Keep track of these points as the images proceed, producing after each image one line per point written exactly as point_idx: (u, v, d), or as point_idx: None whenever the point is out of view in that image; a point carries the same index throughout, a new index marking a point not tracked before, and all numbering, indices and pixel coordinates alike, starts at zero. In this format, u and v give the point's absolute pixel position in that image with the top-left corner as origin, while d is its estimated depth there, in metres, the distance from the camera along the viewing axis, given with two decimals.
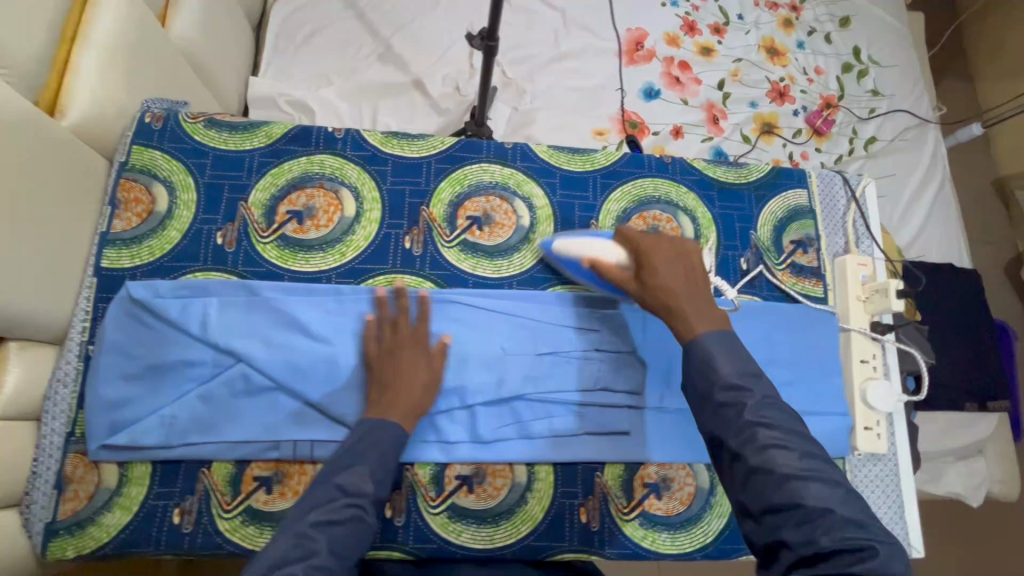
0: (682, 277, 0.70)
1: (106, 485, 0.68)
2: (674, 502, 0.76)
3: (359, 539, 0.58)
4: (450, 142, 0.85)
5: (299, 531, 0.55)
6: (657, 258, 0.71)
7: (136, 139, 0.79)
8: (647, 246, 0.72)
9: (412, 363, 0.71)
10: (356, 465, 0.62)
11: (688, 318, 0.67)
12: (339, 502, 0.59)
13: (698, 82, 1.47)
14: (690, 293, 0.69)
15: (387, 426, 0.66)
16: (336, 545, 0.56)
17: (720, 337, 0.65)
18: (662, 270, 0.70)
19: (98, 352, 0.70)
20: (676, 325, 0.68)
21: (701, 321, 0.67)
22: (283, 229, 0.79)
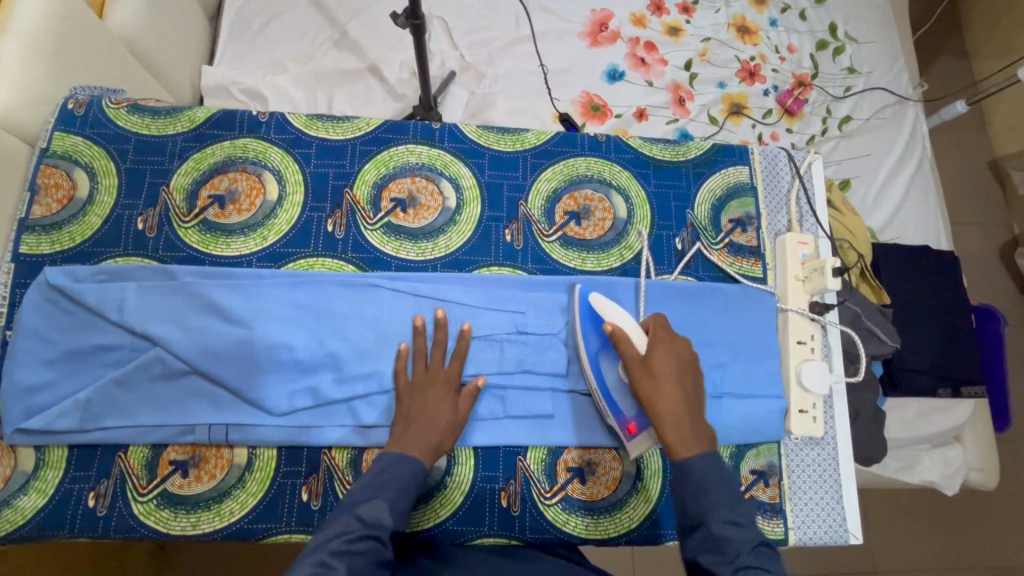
0: (687, 390, 0.65)
1: (23, 468, 0.69)
2: (598, 487, 0.74)
3: (379, 568, 0.59)
4: (376, 124, 0.84)
5: (320, 557, 0.56)
6: (671, 360, 0.66)
7: (58, 126, 0.79)
8: (666, 339, 0.68)
9: (436, 404, 0.69)
10: (378, 496, 0.62)
11: (681, 436, 0.63)
12: (358, 533, 0.59)
13: (663, 62, 1.44)
14: (691, 410, 0.65)
15: (408, 461, 0.65)
16: (356, 574, 0.56)
17: (707, 456, 0.62)
18: (675, 373, 0.65)
19: (15, 337, 0.71)
20: (667, 439, 0.63)
21: (689, 440, 0.63)
22: (205, 214, 0.78)
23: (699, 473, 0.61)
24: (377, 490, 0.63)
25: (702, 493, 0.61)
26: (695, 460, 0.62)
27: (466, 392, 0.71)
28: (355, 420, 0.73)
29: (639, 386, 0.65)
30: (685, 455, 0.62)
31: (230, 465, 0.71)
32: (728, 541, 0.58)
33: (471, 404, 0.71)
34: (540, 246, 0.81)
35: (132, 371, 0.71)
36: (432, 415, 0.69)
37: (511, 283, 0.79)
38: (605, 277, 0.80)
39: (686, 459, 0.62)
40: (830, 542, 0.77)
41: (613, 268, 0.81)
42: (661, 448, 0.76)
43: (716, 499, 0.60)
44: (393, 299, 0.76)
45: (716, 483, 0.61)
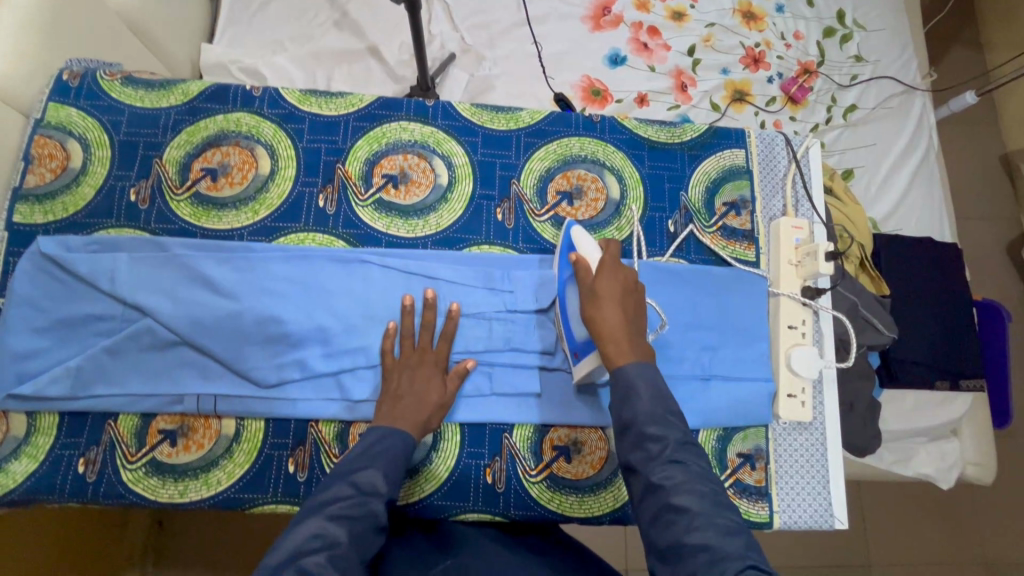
0: (632, 312, 0.65)
1: (14, 434, 0.70)
2: (584, 466, 0.75)
3: (376, 534, 0.58)
4: (370, 100, 0.83)
5: (318, 522, 0.55)
6: (615, 282, 0.65)
7: (53, 97, 0.79)
8: (615, 264, 0.67)
9: (426, 383, 0.70)
10: (374, 464, 0.62)
11: (620, 348, 0.62)
12: (357, 499, 0.58)
13: (666, 48, 1.42)
14: (634, 329, 0.63)
15: (398, 434, 0.65)
16: (354, 538, 0.55)
17: (639, 365, 0.60)
18: (619, 293, 0.65)
19: (7, 305, 0.72)
20: (607, 351, 0.62)
21: (623, 352, 0.61)
22: (197, 186, 0.78)
23: (635, 382, 0.59)
24: (371, 459, 0.62)
25: (633, 396, 0.58)
26: (631, 371, 0.60)
27: (455, 372, 0.72)
28: (343, 394, 0.73)
29: (584, 306, 0.65)
30: (623, 366, 0.60)
31: (218, 436, 0.72)
32: (655, 438, 0.56)
33: (459, 384, 0.72)
34: (531, 225, 0.81)
35: (122, 341, 0.72)
36: (422, 391, 0.69)
37: (501, 262, 0.79)
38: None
39: (625, 372, 0.60)
40: (815, 526, 0.77)
41: None
42: None
43: (644, 403, 0.58)
44: (383, 275, 0.76)
45: (649, 390, 0.59)
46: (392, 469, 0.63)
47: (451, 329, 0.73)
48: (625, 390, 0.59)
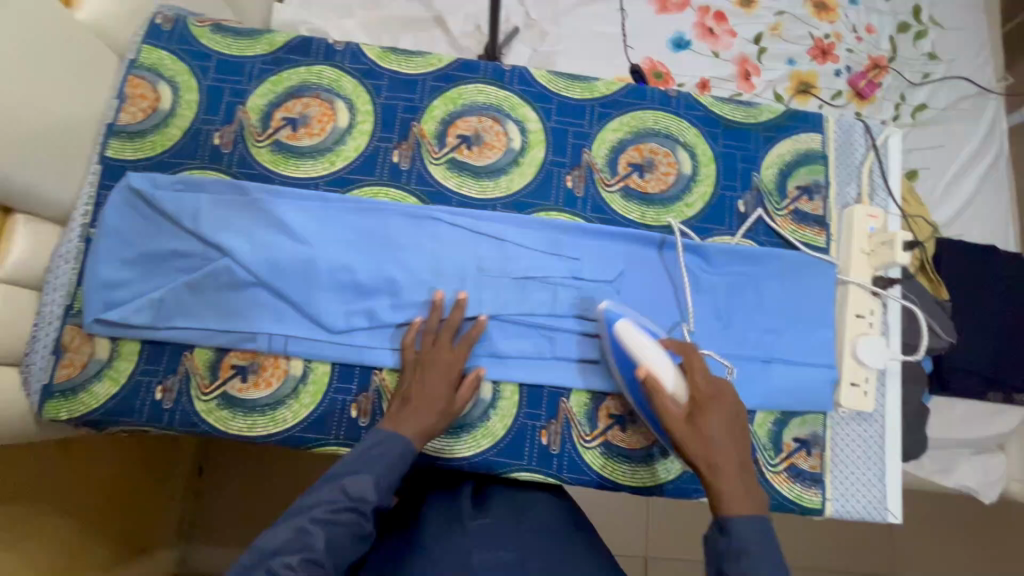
0: (737, 447, 0.62)
1: (99, 357, 0.73)
2: (638, 436, 0.75)
3: (359, 542, 0.59)
4: (448, 61, 0.84)
5: (300, 524, 0.58)
6: (716, 415, 0.62)
7: (147, 39, 0.82)
8: (711, 390, 0.63)
9: (437, 387, 0.70)
10: (380, 468, 0.63)
11: (728, 494, 0.59)
12: (341, 504, 0.59)
13: (732, 34, 1.39)
14: (740, 468, 0.60)
15: (398, 440, 0.65)
16: (332, 547, 0.57)
17: (755, 518, 0.58)
18: (723, 428, 0.62)
19: (97, 235, 0.75)
20: (712, 495, 0.59)
21: (736, 498, 0.59)
22: (277, 134, 0.80)
23: (745, 537, 0.56)
24: (374, 467, 0.63)
25: (742, 554, 0.55)
26: (744, 525, 0.57)
27: (469, 381, 0.72)
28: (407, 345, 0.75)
29: (680, 440, 0.62)
30: (733, 518, 0.58)
31: (286, 375, 0.75)
32: None
33: (471, 394, 0.71)
34: (601, 195, 0.81)
35: (203, 277, 0.75)
36: (433, 397, 0.69)
37: (568, 229, 0.79)
38: (665, 232, 0.79)
39: (736, 526, 0.57)
40: (866, 518, 0.76)
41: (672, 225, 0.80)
42: None
43: (758, 560, 0.55)
44: (452, 234, 0.78)
45: (761, 548, 0.56)
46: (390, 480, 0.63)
47: (472, 336, 0.72)
48: (732, 542, 0.56)
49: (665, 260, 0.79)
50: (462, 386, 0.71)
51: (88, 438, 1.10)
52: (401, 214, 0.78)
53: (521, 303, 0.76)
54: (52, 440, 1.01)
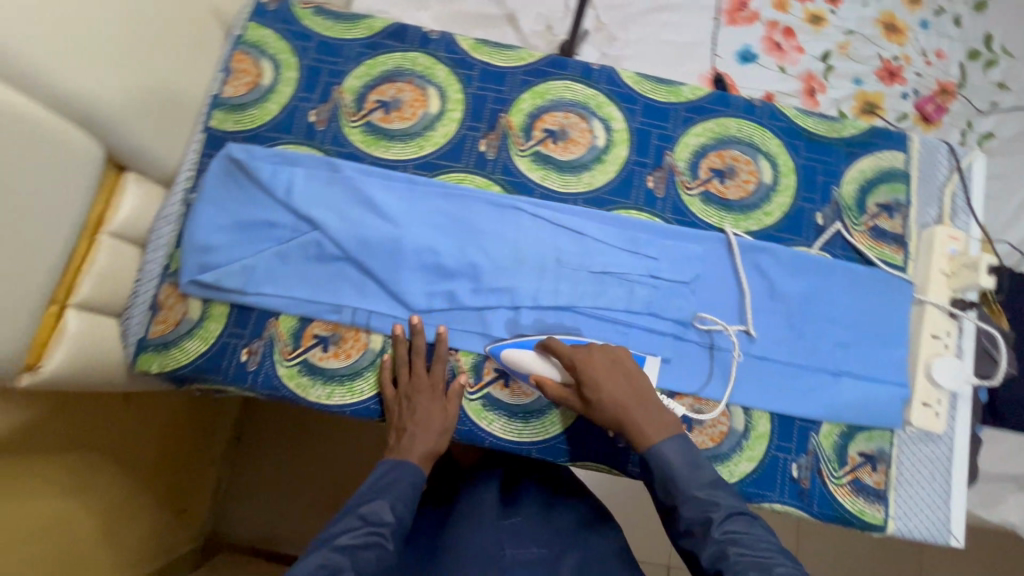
0: (627, 385, 0.69)
1: (190, 316, 0.76)
2: (704, 437, 0.76)
3: (383, 562, 0.62)
4: (539, 57, 0.86)
5: (324, 553, 0.60)
6: (606, 382, 0.69)
7: (252, 17, 0.85)
8: (583, 362, 0.70)
9: (428, 409, 0.73)
10: (394, 490, 0.69)
11: (638, 431, 0.67)
12: (362, 529, 0.63)
13: (800, 50, 1.39)
14: (636, 403, 0.68)
15: (406, 467, 0.71)
16: (359, 565, 0.60)
17: (671, 440, 0.66)
18: (617, 389, 0.69)
19: (197, 201, 0.78)
20: (631, 440, 0.68)
21: (650, 432, 0.67)
22: (370, 116, 0.83)
23: (668, 460, 0.65)
24: (388, 493, 0.68)
25: (670, 477, 0.65)
26: (663, 448, 0.66)
27: (452, 391, 0.75)
28: (484, 329, 0.77)
29: (588, 412, 0.70)
30: (654, 448, 0.66)
31: (365, 348, 0.77)
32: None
33: (459, 404, 0.75)
34: (680, 197, 0.82)
35: (293, 248, 0.78)
36: (428, 420, 0.73)
37: (648, 228, 0.80)
38: (743, 238, 0.80)
39: (661, 455, 0.66)
40: (927, 539, 0.75)
41: (750, 232, 0.81)
42: (770, 413, 0.77)
43: (684, 475, 0.64)
44: (534, 225, 0.80)
45: (681, 463, 0.65)
46: (404, 502, 0.68)
47: (442, 352, 0.75)
48: (661, 474, 0.65)
49: (740, 267, 0.79)
50: (448, 397, 0.75)
51: (149, 397, 1.14)
52: (486, 202, 0.80)
53: (597, 297, 0.78)
54: (117, 393, 1.04)
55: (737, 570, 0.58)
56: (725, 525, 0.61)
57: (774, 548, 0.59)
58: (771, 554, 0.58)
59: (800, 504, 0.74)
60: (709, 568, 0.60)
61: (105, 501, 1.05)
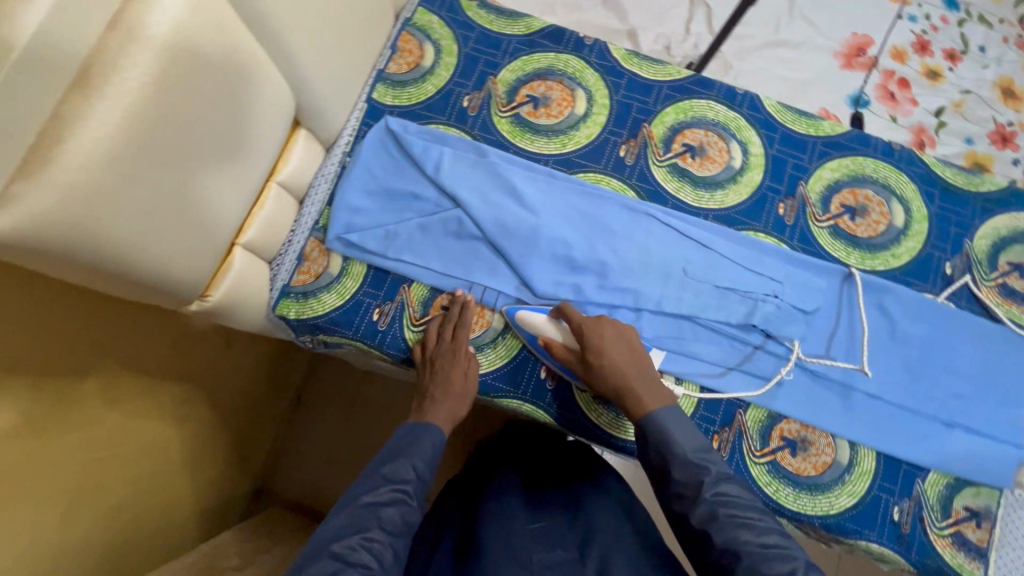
0: (629, 352, 0.73)
1: (331, 271, 0.81)
2: (807, 464, 0.76)
3: (410, 517, 0.62)
4: (686, 74, 0.89)
5: (351, 511, 0.60)
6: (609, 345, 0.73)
7: (422, 3, 0.90)
8: (590, 326, 0.74)
9: (448, 371, 0.75)
10: (419, 451, 0.68)
11: (637, 401, 0.69)
12: (384, 487, 0.63)
13: (914, 102, 1.39)
14: (636, 376, 0.71)
15: (426, 427, 0.71)
16: (385, 521, 0.60)
17: (671, 410, 0.67)
18: (621, 355, 0.72)
19: (353, 164, 0.83)
20: (628, 409, 0.70)
21: (650, 399, 0.69)
22: (519, 109, 0.87)
23: (662, 423, 0.66)
24: (412, 454, 0.68)
25: (668, 438, 0.65)
26: (660, 415, 0.67)
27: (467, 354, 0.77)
28: None
29: (586, 377, 0.73)
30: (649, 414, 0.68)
31: (488, 326, 0.81)
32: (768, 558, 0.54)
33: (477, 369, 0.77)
34: (809, 227, 0.83)
35: (435, 222, 0.82)
36: (446, 381, 0.74)
37: (776, 254, 0.82)
38: (870, 277, 0.81)
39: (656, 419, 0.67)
40: None
41: (876, 271, 0.82)
42: (876, 451, 0.77)
43: (681, 437, 0.65)
44: (663, 232, 0.82)
45: (678, 426, 0.66)
46: (427, 460, 0.68)
47: (467, 321, 0.78)
48: (655, 439, 0.65)
49: (861, 300, 0.80)
50: (467, 362, 0.76)
51: (248, 336, 1.22)
52: (620, 205, 0.83)
53: (718, 311, 0.80)
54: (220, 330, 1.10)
55: (728, 528, 0.57)
56: (716, 485, 0.60)
57: (762, 512, 0.59)
58: (759, 516, 0.58)
59: (898, 548, 0.74)
60: (697, 528, 0.59)
61: (201, 423, 1.11)
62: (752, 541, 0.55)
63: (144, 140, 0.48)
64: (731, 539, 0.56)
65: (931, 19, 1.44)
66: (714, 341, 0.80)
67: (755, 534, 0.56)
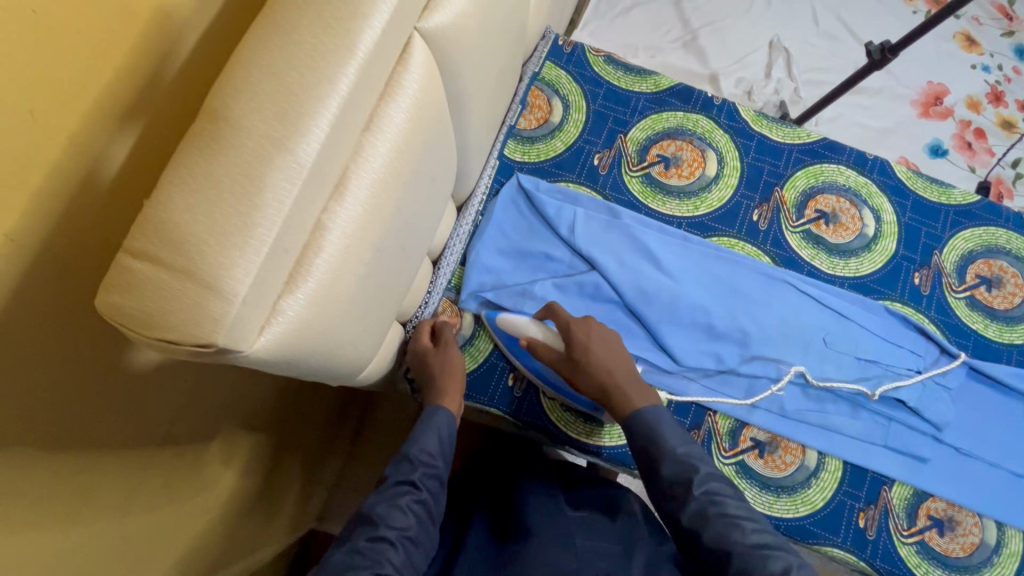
0: (613, 352, 0.70)
1: (464, 332, 0.79)
2: (955, 545, 0.74)
3: (419, 510, 0.61)
4: (816, 138, 0.88)
5: (362, 510, 0.60)
6: (595, 343, 0.70)
7: (550, 58, 0.89)
8: (575, 325, 0.71)
9: (448, 377, 0.72)
10: (427, 436, 0.66)
11: (624, 401, 0.67)
12: (391, 481, 0.62)
13: (991, 153, 1.38)
14: (623, 375, 0.68)
15: (439, 410, 0.69)
16: (390, 517, 0.58)
17: (656, 407, 0.66)
18: (605, 353, 0.70)
19: (486, 224, 0.82)
20: (614, 407, 0.67)
21: (637, 398, 0.67)
22: (650, 168, 0.86)
23: (648, 420, 0.64)
24: (421, 439, 0.66)
25: (656, 433, 0.63)
26: (645, 412, 0.65)
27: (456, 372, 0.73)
28: (747, 397, 0.78)
29: (569, 376, 0.71)
30: (633, 413, 0.65)
31: None
32: (755, 554, 0.52)
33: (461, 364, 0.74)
34: (946, 298, 0.82)
35: (570, 284, 0.80)
36: (448, 379, 0.72)
37: (914, 327, 0.81)
38: (991, 368, 0.79)
39: (641, 417, 0.65)
40: None
41: (1014, 344, 0.81)
42: None
43: (669, 431, 0.63)
44: (800, 303, 0.81)
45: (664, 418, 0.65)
46: (440, 444, 0.66)
47: (448, 334, 0.75)
48: (643, 437, 0.63)
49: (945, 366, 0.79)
50: (455, 366, 0.73)
51: None
52: (757, 271, 0.82)
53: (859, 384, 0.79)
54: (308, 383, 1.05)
55: (717, 527, 0.55)
56: (706, 484, 0.58)
57: (753, 511, 0.57)
58: (748, 515, 0.56)
59: None
60: (689, 528, 0.57)
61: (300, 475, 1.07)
62: (742, 540, 0.53)
63: (375, 236, 0.46)
64: (722, 537, 0.54)
65: (1004, 69, 1.43)
66: (853, 414, 0.78)
67: (744, 533, 0.54)
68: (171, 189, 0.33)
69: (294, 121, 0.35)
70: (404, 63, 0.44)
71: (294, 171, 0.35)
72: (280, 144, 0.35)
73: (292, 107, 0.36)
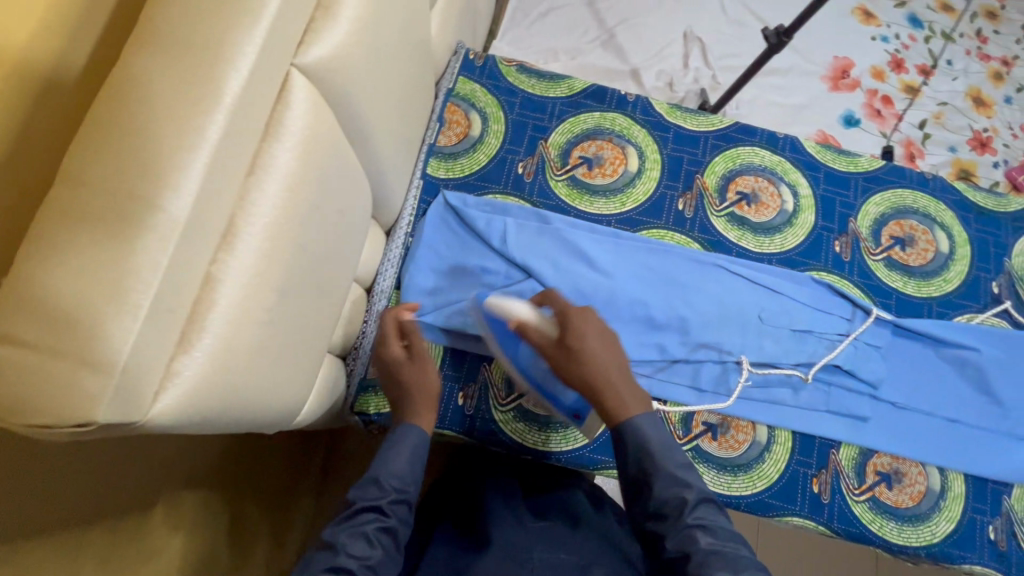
0: (609, 345, 0.66)
1: None
2: (904, 496, 0.77)
3: (384, 540, 0.58)
4: (729, 123, 0.91)
5: (325, 536, 0.58)
6: (589, 333, 0.65)
7: (462, 72, 0.89)
8: (575, 315, 0.66)
9: (422, 390, 0.68)
10: (397, 456, 0.63)
11: (619, 403, 0.63)
12: (357, 506, 0.60)
13: (899, 117, 1.46)
14: (619, 373, 0.65)
15: (408, 429, 0.66)
16: (352, 546, 0.56)
17: (652, 417, 0.63)
18: (602, 346, 0.65)
19: (417, 245, 0.81)
20: (605, 408, 0.63)
21: (631, 400, 0.63)
22: (574, 171, 0.87)
23: (642, 432, 0.61)
24: (390, 459, 0.63)
25: (648, 450, 0.60)
26: (639, 420, 0.62)
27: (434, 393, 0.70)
28: (695, 382, 0.80)
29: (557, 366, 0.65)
30: (627, 420, 0.62)
31: None
32: None
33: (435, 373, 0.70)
34: (866, 262, 0.86)
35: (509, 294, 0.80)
36: (422, 389, 0.68)
37: (840, 293, 0.84)
38: (914, 324, 0.83)
39: (635, 424, 0.62)
40: None
41: (933, 297, 0.86)
42: (964, 474, 0.79)
43: (651, 432, 0.61)
44: (734, 283, 0.83)
45: (656, 438, 0.61)
46: (410, 462, 0.64)
47: (416, 340, 0.71)
48: (636, 447, 0.61)
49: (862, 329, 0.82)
50: (427, 377, 0.70)
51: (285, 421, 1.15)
52: (688, 258, 0.84)
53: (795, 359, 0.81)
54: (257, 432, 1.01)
55: (702, 557, 0.53)
56: (700, 513, 0.56)
57: (739, 543, 0.55)
58: (734, 546, 0.55)
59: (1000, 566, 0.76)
60: (672, 552, 0.55)
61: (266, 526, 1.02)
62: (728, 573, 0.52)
63: (276, 279, 0.45)
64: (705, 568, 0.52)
65: (900, 38, 1.51)
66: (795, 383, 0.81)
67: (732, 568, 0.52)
68: (28, 264, 0.31)
69: (160, 176, 0.34)
70: (284, 103, 0.44)
71: (165, 229, 0.34)
72: (145, 202, 0.33)
73: (155, 162, 0.34)
